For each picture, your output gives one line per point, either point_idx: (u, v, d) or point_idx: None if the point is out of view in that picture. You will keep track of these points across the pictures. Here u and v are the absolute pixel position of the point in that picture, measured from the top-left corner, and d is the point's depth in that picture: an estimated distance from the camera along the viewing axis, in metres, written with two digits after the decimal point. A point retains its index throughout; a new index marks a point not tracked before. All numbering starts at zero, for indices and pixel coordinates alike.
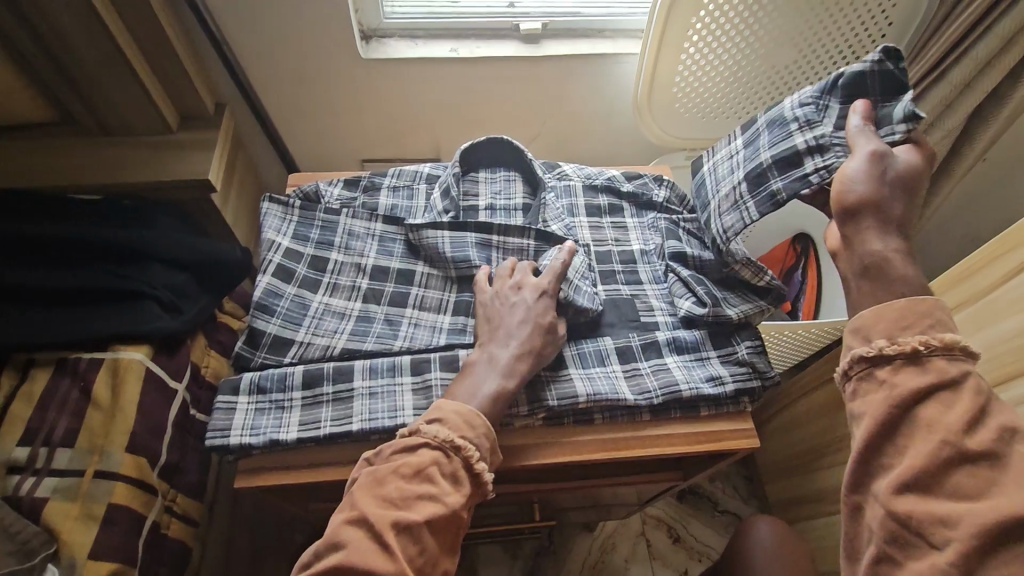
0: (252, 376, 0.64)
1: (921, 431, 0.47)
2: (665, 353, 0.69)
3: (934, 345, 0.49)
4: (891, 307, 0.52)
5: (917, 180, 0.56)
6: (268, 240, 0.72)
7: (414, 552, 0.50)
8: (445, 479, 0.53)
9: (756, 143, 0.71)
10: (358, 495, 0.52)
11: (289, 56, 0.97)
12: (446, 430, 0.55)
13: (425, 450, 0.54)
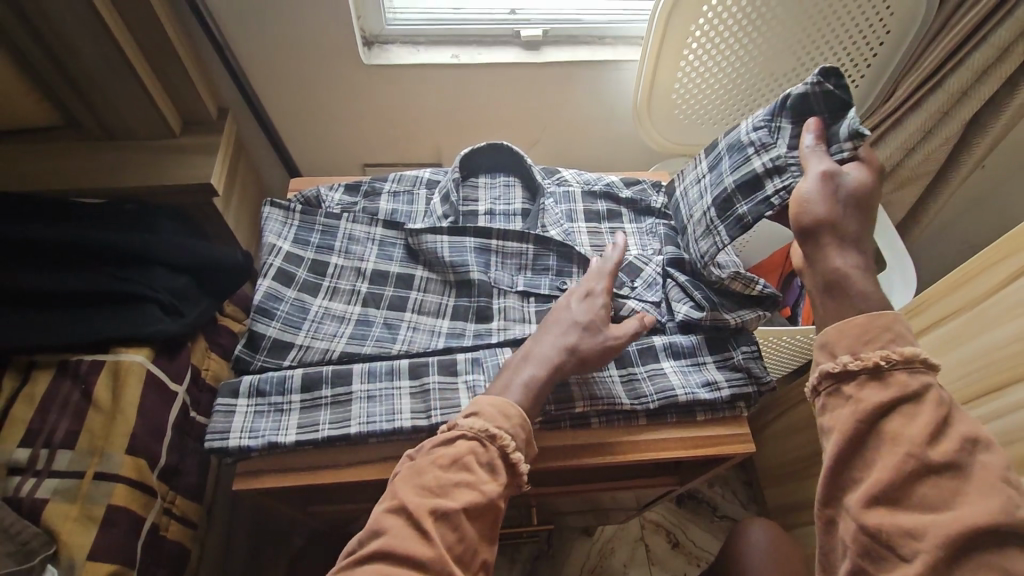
0: (251, 379, 0.64)
1: (886, 445, 0.48)
2: (662, 358, 0.69)
3: (894, 360, 0.50)
4: (854, 323, 0.53)
5: (869, 199, 0.57)
6: (269, 245, 0.73)
7: (453, 539, 0.50)
8: (482, 468, 0.53)
9: (718, 167, 0.72)
10: (398, 485, 0.52)
11: (292, 62, 0.98)
12: (481, 421, 0.55)
13: (462, 441, 0.54)
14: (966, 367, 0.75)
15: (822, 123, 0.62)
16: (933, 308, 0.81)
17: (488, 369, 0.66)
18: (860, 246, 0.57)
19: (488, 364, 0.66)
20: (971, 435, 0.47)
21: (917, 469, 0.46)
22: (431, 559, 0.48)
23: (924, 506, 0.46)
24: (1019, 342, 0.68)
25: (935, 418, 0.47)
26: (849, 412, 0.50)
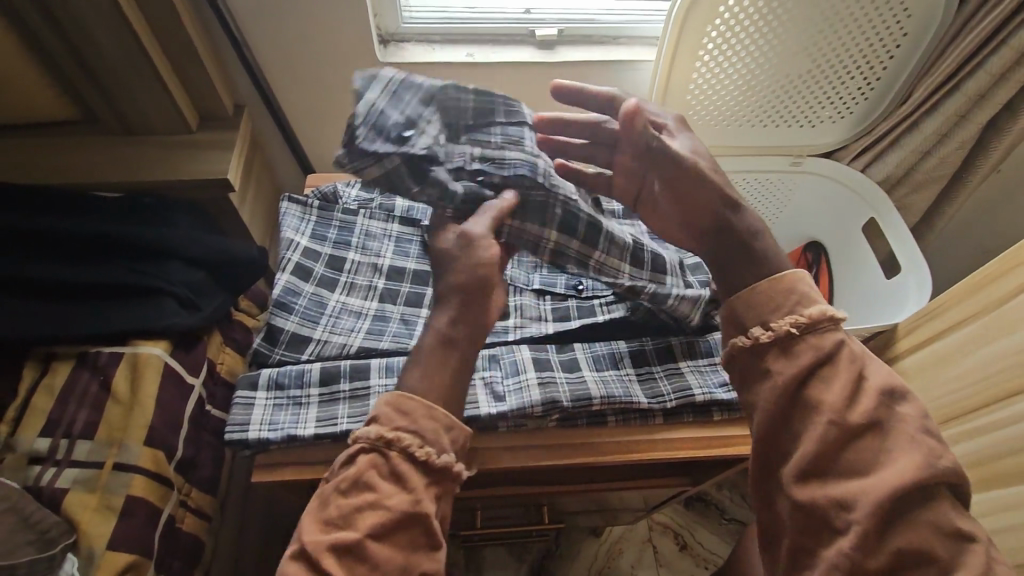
0: (271, 372, 0.64)
1: (814, 415, 0.53)
2: (678, 358, 0.69)
3: (803, 323, 0.55)
4: (762, 290, 0.58)
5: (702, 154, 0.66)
6: (287, 239, 0.73)
7: (368, 562, 0.49)
8: (388, 479, 0.52)
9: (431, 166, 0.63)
10: (304, 522, 0.51)
11: (309, 59, 0.98)
12: (373, 429, 0.53)
13: (362, 457, 0.53)
14: (984, 369, 0.75)
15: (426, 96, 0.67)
16: (948, 312, 0.81)
17: (505, 366, 0.66)
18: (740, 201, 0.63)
19: (505, 362, 0.67)
20: (887, 390, 0.53)
21: (841, 435, 0.51)
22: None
23: (852, 471, 0.51)
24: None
25: (851, 378, 0.53)
26: (773, 381, 0.55)
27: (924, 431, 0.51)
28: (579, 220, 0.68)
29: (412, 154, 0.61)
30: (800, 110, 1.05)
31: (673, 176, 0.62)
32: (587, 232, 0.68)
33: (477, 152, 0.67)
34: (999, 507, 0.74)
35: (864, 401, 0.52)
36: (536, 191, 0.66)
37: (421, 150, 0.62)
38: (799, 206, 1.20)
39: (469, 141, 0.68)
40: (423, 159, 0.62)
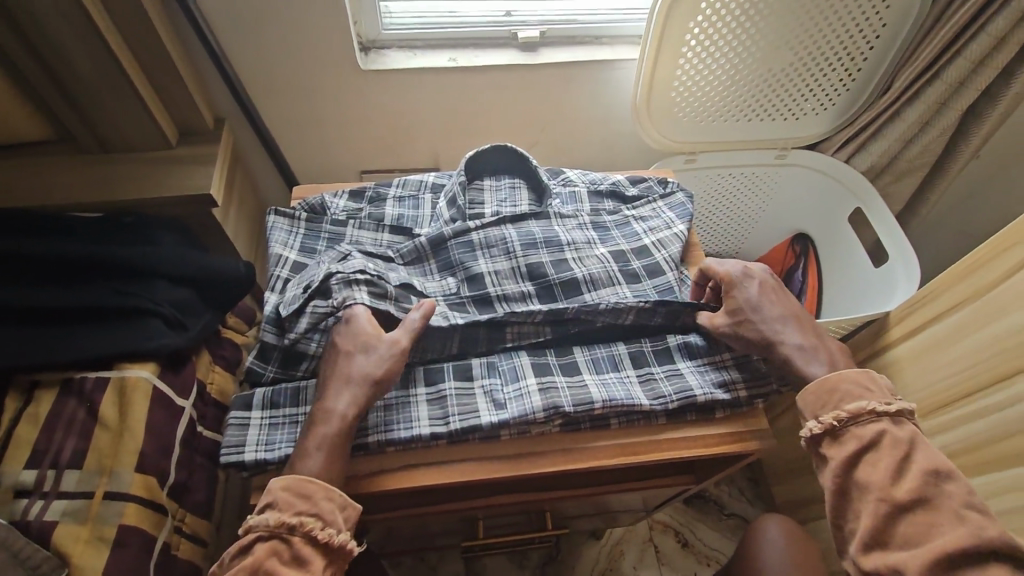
0: (265, 390, 0.62)
1: (864, 494, 0.56)
2: (677, 359, 0.68)
3: (845, 419, 0.59)
4: (808, 391, 0.62)
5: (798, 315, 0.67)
6: (275, 255, 0.71)
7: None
8: (291, 563, 0.52)
9: (368, 284, 0.66)
10: None
11: (289, 69, 0.97)
12: (275, 516, 0.52)
13: (260, 543, 0.52)
14: (976, 354, 0.76)
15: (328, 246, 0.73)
16: (940, 298, 0.82)
17: (504, 373, 0.65)
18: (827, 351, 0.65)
19: (504, 369, 0.66)
20: (933, 468, 0.55)
21: (891, 511, 0.54)
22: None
23: (908, 543, 0.54)
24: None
25: (894, 459, 0.56)
26: (827, 470, 0.59)
27: (971, 506, 0.53)
28: (465, 302, 0.70)
29: (317, 280, 0.65)
30: (782, 104, 1.05)
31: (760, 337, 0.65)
32: (478, 308, 0.70)
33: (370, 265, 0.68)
34: (995, 491, 0.75)
35: (910, 480, 0.55)
36: (413, 292, 0.70)
37: (320, 275, 0.65)
38: (785, 199, 1.22)
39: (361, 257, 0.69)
40: (327, 279, 0.66)
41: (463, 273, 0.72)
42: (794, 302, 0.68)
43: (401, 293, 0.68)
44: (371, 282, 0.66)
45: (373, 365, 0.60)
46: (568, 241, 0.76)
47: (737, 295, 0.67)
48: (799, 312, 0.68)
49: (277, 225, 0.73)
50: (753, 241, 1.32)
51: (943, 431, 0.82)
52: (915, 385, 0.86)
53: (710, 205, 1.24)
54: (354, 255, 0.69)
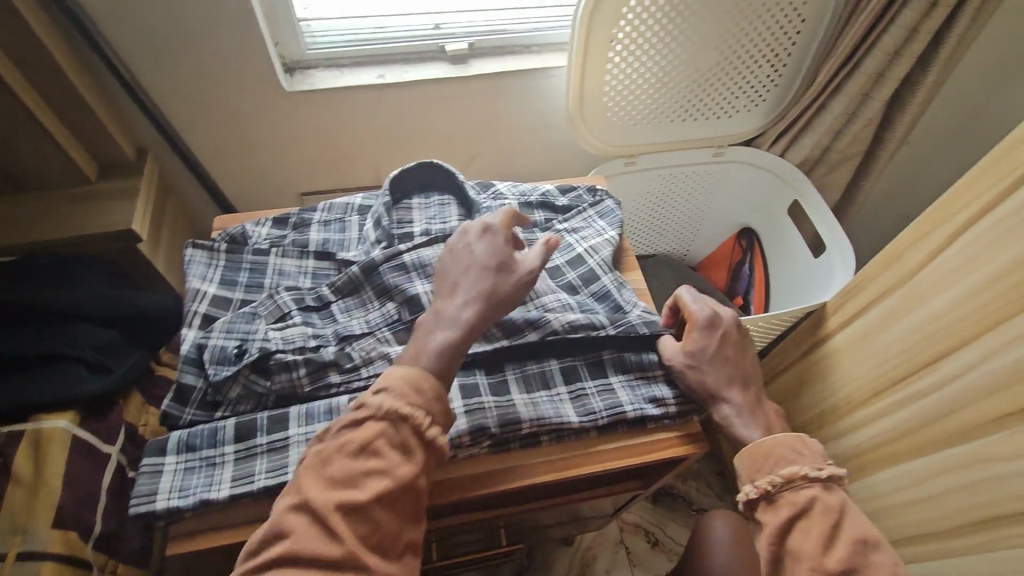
0: (180, 433, 0.58)
1: (794, 563, 0.53)
2: (609, 372, 0.67)
3: (779, 484, 0.57)
4: (743, 454, 0.60)
5: (748, 377, 0.66)
6: (193, 290, 0.68)
7: (368, 530, 0.48)
8: (396, 451, 0.51)
9: (296, 331, 0.64)
10: (302, 476, 0.50)
11: (210, 94, 0.94)
12: (392, 400, 0.52)
13: (369, 424, 0.51)
14: (907, 340, 0.78)
15: (252, 282, 0.71)
16: (870, 286, 0.84)
17: None
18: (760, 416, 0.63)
19: None
20: (863, 537, 0.53)
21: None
22: (343, 559, 0.46)
23: None
24: (961, 308, 0.69)
25: (825, 526, 0.54)
26: (760, 536, 0.56)
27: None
28: (408, 327, 0.68)
29: (252, 359, 0.60)
30: (713, 103, 1.07)
31: (708, 382, 0.63)
32: None
33: (298, 306, 0.68)
34: (933, 474, 0.76)
35: (839, 550, 0.52)
36: (352, 340, 0.67)
37: (255, 353, 0.60)
38: (727, 196, 1.24)
39: (299, 321, 0.66)
40: (265, 356, 0.61)
41: (401, 297, 0.69)
42: (751, 362, 0.67)
43: (342, 352, 0.64)
44: (309, 356, 0.62)
45: (504, 281, 0.61)
46: None
47: (705, 340, 0.65)
48: (754, 372, 0.66)
49: (197, 260, 0.71)
50: (702, 238, 1.34)
51: (881, 417, 0.83)
52: (854, 373, 0.88)
53: (655, 204, 1.24)
54: (292, 318, 0.66)
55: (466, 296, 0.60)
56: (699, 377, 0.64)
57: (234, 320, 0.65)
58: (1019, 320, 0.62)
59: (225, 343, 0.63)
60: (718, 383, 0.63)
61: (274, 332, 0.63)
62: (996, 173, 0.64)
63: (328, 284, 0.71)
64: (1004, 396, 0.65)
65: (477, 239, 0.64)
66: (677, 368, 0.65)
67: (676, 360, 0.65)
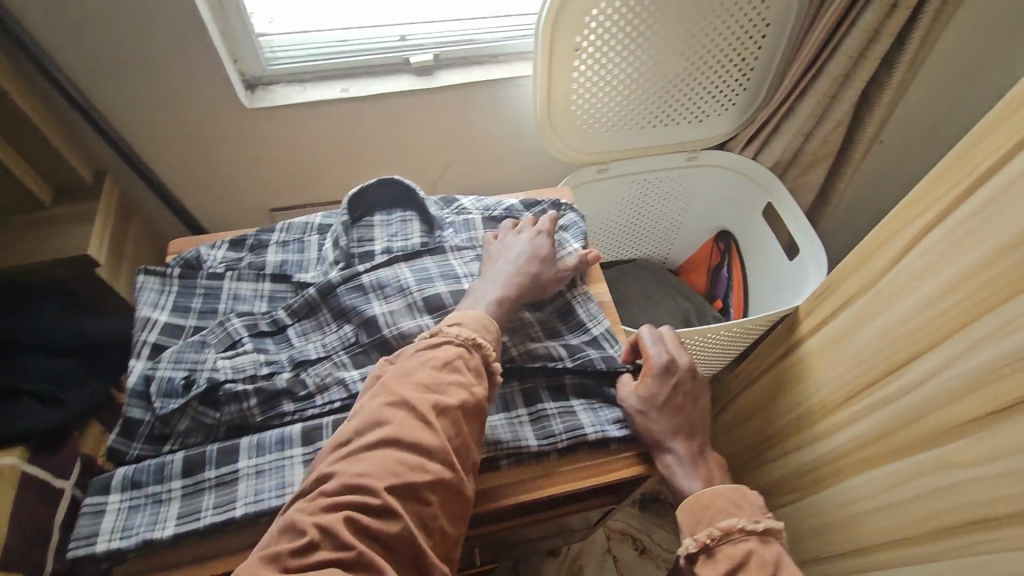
0: (126, 470, 0.56)
1: None
2: (570, 395, 0.66)
3: (717, 536, 0.55)
4: (682, 509, 0.59)
5: (697, 428, 0.64)
6: (143, 318, 0.67)
7: (453, 431, 0.55)
8: (471, 372, 0.59)
9: (247, 360, 0.63)
10: (392, 383, 0.56)
11: (169, 114, 0.93)
12: (467, 331, 0.61)
13: (448, 347, 0.60)
14: (875, 345, 0.76)
15: (205, 308, 0.69)
16: (840, 290, 0.83)
17: None
18: (704, 471, 0.61)
19: None
20: None
21: None
22: (434, 446, 0.52)
23: None
24: (927, 310, 0.68)
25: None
26: None
27: None
28: (365, 350, 0.66)
29: (199, 392, 0.59)
30: (683, 108, 1.06)
31: (659, 429, 0.62)
32: (380, 354, 0.66)
33: (250, 331, 0.66)
34: (903, 479, 0.74)
35: None
36: (308, 365, 0.65)
37: (202, 384, 0.60)
38: (703, 200, 1.23)
39: (251, 348, 0.65)
40: (213, 387, 0.60)
41: (358, 319, 0.68)
42: (702, 412, 0.65)
43: (296, 379, 0.63)
44: (260, 386, 0.61)
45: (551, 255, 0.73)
46: (461, 274, 0.73)
47: (660, 388, 0.63)
48: (703, 423, 0.65)
49: (149, 287, 0.70)
50: (681, 242, 1.33)
51: (853, 422, 0.82)
52: (828, 378, 0.86)
53: (630, 211, 1.23)
54: (243, 345, 0.65)
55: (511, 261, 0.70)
56: (653, 424, 0.61)
57: (183, 350, 0.63)
58: (983, 323, 0.61)
59: (173, 374, 0.62)
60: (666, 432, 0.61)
61: (224, 361, 0.62)
62: (952, 178, 0.63)
63: (283, 307, 0.69)
64: (970, 399, 0.63)
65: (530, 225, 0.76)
66: (628, 411, 0.63)
67: (630, 401, 0.63)
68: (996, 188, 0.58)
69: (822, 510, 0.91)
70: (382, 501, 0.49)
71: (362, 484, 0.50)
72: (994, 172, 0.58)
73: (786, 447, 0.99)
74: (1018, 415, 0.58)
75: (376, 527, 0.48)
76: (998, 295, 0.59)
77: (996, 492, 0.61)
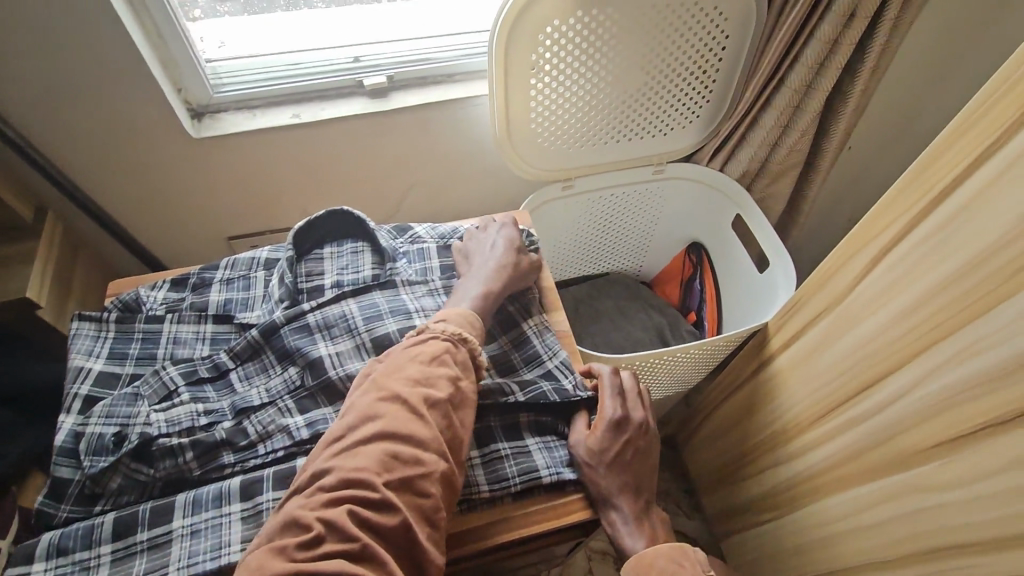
0: (52, 535, 0.54)
1: None
2: (525, 434, 0.65)
3: None
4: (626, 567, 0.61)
5: (641, 484, 0.65)
6: (75, 368, 0.65)
7: (443, 423, 0.56)
8: (458, 365, 0.61)
9: (183, 411, 0.62)
10: (382, 378, 0.58)
11: (114, 147, 0.91)
12: (452, 327, 0.63)
13: (436, 341, 0.61)
14: (842, 364, 0.74)
15: (141, 354, 0.67)
16: (806, 308, 0.81)
17: None
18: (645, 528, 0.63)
19: None
20: None
21: None
22: (428, 438, 0.54)
23: None
24: (891, 331, 0.65)
25: None
26: None
27: None
28: (310, 394, 0.64)
29: (130, 449, 0.58)
30: (646, 122, 1.04)
31: (605, 484, 0.62)
32: (326, 397, 0.64)
33: (188, 380, 0.65)
34: (877, 502, 0.72)
35: None
36: (250, 412, 0.63)
37: (134, 441, 0.58)
38: (671, 213, 1.21)
39: (187, 398, 0.63)
40: (145, 443, 0.59)
41: (303, 361, 0.66)
42: (648, 468, 0.67)
43: (236, 429, 0.61)
44: (196, 439, 0.59)
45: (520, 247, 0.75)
46: (412, 307, 0.71)
47: (611, 444, 0.63)
48: (648, 480, 0.66)
49: (83, 332, 0.67)
50: (653, 254, 1.31)
51: (825, 443, 0.80)
52: (800, 395, 0.84)
53: (597, 227, 1.21)
54: (179, 396, 0.63)
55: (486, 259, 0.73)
56: (601, 477, 0.62)
57: (116, 402, 0.62)
58: (945, 346, 0.58)
59: (104, 430, 0.60)
60: (615, 489, 0.62)
61: (157, 414, 0.61)
62: (907, 199, 0.61)
63: (226, 350, 0.67)
64: (937, 423, 0.61)
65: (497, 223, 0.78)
66: (578, 461, 0.63)
67: (580, 453, 0.63)
68: (952, 207, 0.56)
69: (799, 529, 0.88)
70: (383, 495, 0.50)
71: (362, 478, 0.51)
72: (949, 192, 0.56)
73: (761, 464, 0.97)
74: (986, 441, 0.56)
75: (378, 520, 0.49)
76: (957, 318, 0.57)
77: (968, 519, 0.59)
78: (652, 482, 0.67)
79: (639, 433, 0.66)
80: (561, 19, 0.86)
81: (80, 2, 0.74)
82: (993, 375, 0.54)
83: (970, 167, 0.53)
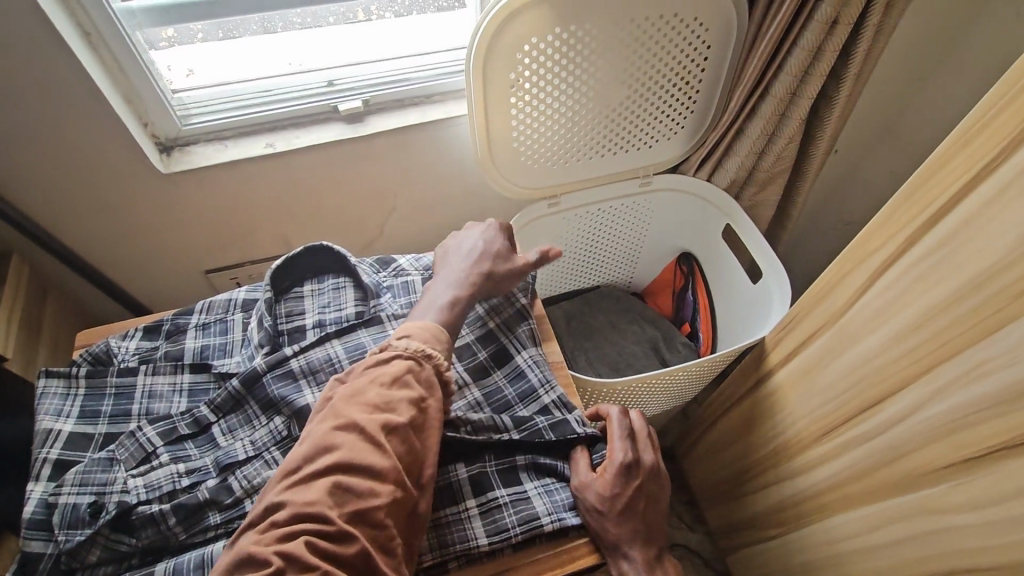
0: None
1: None
2: (524, 478, 0.62)
3: None
4: None
5: (652, 530, 0.63)
6: (44, 431, 0.61)
7: (403, 449, 0.53)
8: (423, 384, 0.57)
9: (160, 472, 0.58)
10: (341, 405, 0.54)
11: (78, 187, 0.87)
12: (415, 342, 0.59)
13: (398, 361, 0.57)
14: (845, 381, 0.72)
15: (114, 412, 0.64)
16: (806, 323, 0.78)
17: None
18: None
19: None
20: None
21: None
22: (386, 468, 0.51)
23: None
24: (894, 349, 0.64)
25: None
26: None
27: None
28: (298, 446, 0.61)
29: (108, 519, 0.54)
30: (630, 134, 1.02)
31: (615, 532, 0.59)
32: None
33: (167, 438, 0.61)
34: (888, 521, 0.69)
35: None
36: (235, 467, 0.60)
37: (112, 511, 0.54)
38: (659, 225, 1.19)
39: (167, 459, 0.60)
40: (124, 512, 0.55)
41: (289, 410, 0.62)
42: (658, 512, 0.64)
43: (221, 486, 0.58)
44: (179, 502, 0.55)
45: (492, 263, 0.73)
46: None
47: (622, 489, 0.59)
48: (657, 526, 0.64)
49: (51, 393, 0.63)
50: (642, 265, 1.29)
51: (830, 460, 0.77)
52: (801, 411, 0.82)
53: (585, 242, 1.19)
54: (158, 457, 0.60)
55: (456, 269, 0.70)
56: (612, 526, 0.59)
57: (89, 468, 0.58)
58: (949, 367, 0.57)
59: (78, 500, 0.56)
60: (625, 537, 0.59)
61: (136, 480, 0.57)
62: (908, 213, 0.59)
63: (206, 402, 0.64)
64: (948, 443, 0.59)
65: (475, 233, 0.76)
66: (587, 505, 0.60)
67: (587, 496, 0.60)
68: (955, 222, 0.54)
69: (806, 547, 0.86)
70: (339, 526, 0.47)
71: (316, 509, 0.48)
72: (950, 207, 0.54)
73: (763, 480, 0.95)
74: (1001, 463, 0.54)
75: (336, 549, 0.46)
76: (964, 338, 0.55)
77: (985, 543, 0.57)
78: (662, 527, 0.65)
79: (649, 475, 0.64)
80: (538, 37, 0.84)
81: (29, 40, 0.70)
82: (1001, 397, 0.52)
83: (971, 183, 0.51)
